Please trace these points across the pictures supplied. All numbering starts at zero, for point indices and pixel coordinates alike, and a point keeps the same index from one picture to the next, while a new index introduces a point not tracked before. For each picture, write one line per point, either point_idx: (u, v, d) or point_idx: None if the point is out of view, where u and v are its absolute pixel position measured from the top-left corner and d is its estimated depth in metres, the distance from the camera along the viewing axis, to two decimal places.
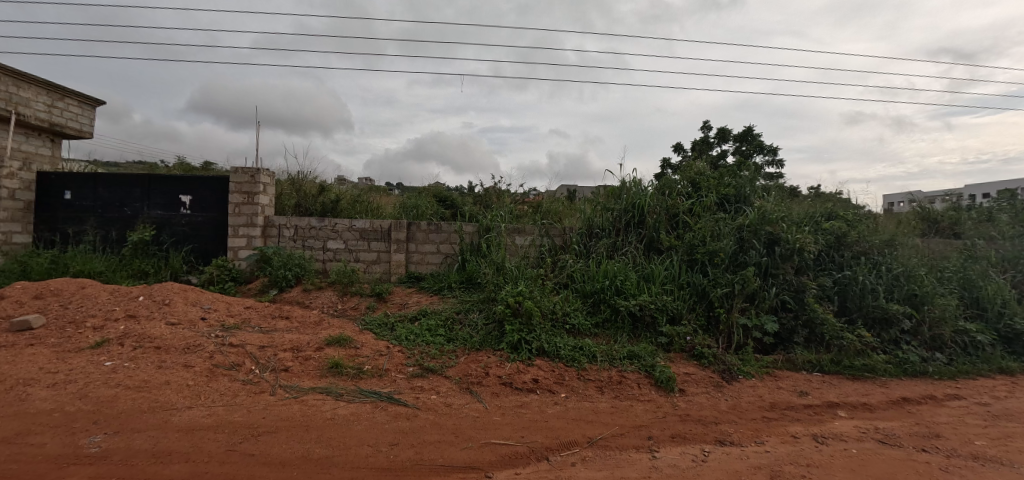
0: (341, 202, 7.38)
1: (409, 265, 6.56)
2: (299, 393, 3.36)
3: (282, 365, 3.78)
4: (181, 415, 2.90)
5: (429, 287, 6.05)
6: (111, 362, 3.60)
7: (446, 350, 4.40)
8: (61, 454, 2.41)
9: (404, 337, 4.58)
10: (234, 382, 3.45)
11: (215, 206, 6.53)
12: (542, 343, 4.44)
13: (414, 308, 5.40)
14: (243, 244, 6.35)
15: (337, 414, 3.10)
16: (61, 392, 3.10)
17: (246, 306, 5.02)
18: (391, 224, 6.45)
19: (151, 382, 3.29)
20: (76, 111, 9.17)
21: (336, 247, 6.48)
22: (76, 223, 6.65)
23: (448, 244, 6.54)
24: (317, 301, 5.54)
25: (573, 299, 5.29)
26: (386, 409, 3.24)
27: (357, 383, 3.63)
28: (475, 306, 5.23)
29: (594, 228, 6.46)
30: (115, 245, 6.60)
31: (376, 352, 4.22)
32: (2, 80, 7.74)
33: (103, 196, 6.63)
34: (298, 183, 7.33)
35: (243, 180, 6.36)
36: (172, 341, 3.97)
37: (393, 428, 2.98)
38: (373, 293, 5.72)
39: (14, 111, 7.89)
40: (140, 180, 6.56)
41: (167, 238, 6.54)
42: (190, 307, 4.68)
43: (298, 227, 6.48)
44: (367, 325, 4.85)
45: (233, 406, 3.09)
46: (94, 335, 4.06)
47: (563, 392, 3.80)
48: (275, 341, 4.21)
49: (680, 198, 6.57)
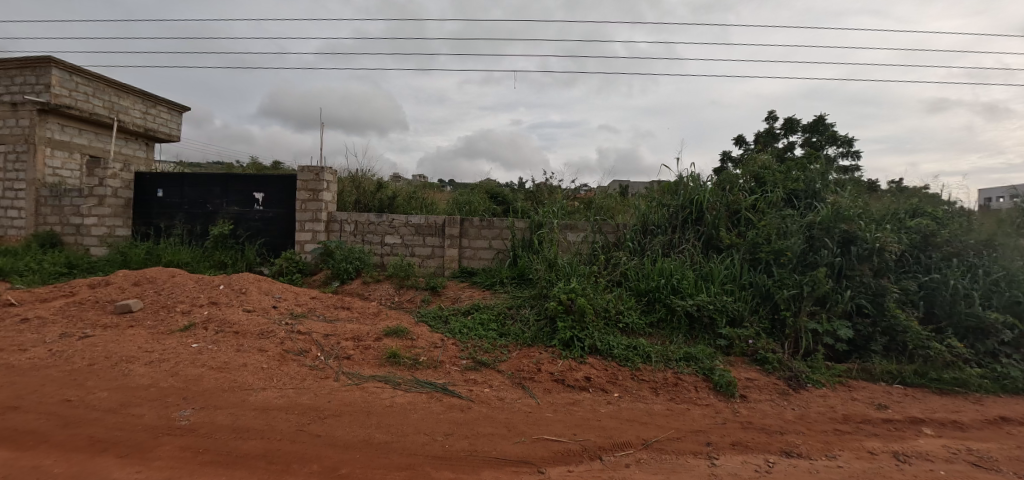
0: (397, 198, 7.65)
1: (461, 260, 6.68)
2: (361, 380, 3.53)
3: (344, 353, 3.99)
4: (256, 395, 3.13)
5: (481, 282, 6.14)
6: (197, 344, 3.95)
7: (498, 344, 4.44)
8: (157, 425, 2.68)
9: (458, 330, 4.68)
10: (302, 367, 3.68)
11: (284, 202, 6.98)
12: (595, 340, 4.38)
13: (467, 302, 5.50)
14: (309, 238, 6.75)
15: (395, 401, 3.22)
16: (156, 369, 3.44)
17: (312, 297, 5.34)
18: (445, 219, 6.60)
19: (230, 364, 3.58)
20: (167, 117, 10.13)
21: (393, 242, 6.73)
22: (167, 218, 7.36)
23: (500, 240, 6.60)
24: (376, 293, 5.80)
25: (627, 297, 5.17)
26: (441, 400, 3.33)
27: (413, 373, 3.76)
28: (527, 301, 5.24)
29: (649, 225, 6.27)
30: (199, 238, 7.24)
31: (431, 344, 4.34)
32: (106, 91, 8.70)
33: (189, 194, 7.28)
34: (358, 180, 7.68)
35: (309, 178, 6.74)
36: (248, 326, 4.30)
37: (447, 418, 3.05)
38: (428, 287, 5.89)
39: (115, 119, 8.85)
40: (220, 179, 7.14)
41: (243, 232, 7.08)
42: (263, 296, 5.05)
43: (358, 223, 6.78)
44: (423, 317, 5.01)
45: (302, 389, 3.29)
46: (183, 318, 4.48)
47: (616, 392, 3.72)
48: (338, 330, 4.44)
49: (742, 193, 6.23)
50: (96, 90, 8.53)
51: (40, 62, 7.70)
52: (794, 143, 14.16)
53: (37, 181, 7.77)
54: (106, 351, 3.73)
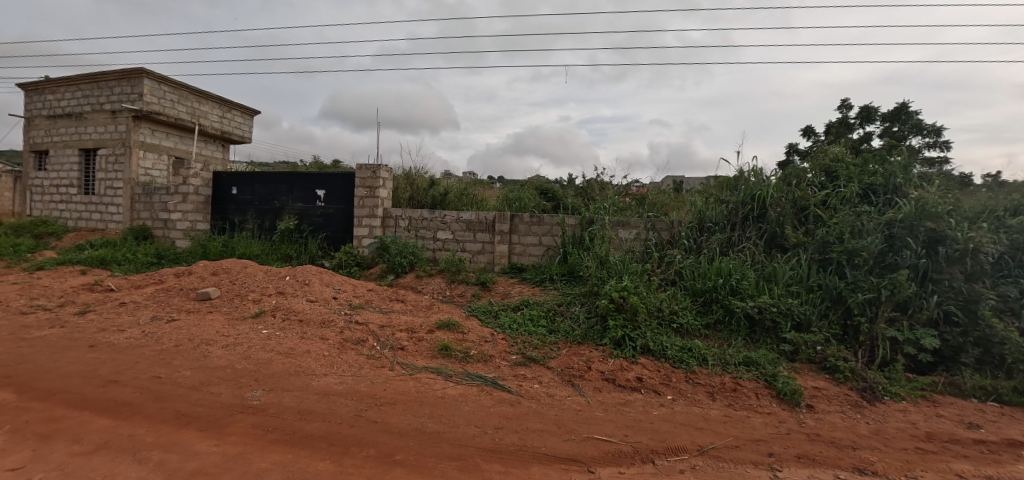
0: (449, 194, 7.80)
1: (511, 256, 6.72)
2: (414, 370, 3.64)
3: (399, 344, 4.13)
4: (318, 380, 3.31)
5: (531, 278, 6.15)
6: (266, 330, 4.25)
7: (548, 341, 4.43)
8: (232, 403, 2.91)
9: (507, 326, 4.71)
10: (360, 355, 3.85)
11: (343, 199, 7.32)
12: (647, 340, 4.25)
13: (517, 298, 5.52)
14: (366, 233, 7.05)
15: (447, 393, 3.30)
16: (232, 352, 3.74)
17: (369, 289, 5.58)
18: (495, 216, 6.66)
19: (296, 350, 3.81)
20: (241, 120, 10.92)
21: (445, 237, 6.88)
22: (240, 214, 7.95)
23: (550, 237, 6.57)
24: (428, 287, 5.96)
25: (682, 297, 4.98)
26: (491, 394, 3.36)
27: (464, 366, 3.82)
28: (577, 299, 5.18)
29: (706, 222, 5.99)
30: (268, 232, 7.76)
31: (481, 338, 4.40)
32: (189, 98, 9.52)
33: (259, 191, 7.82)
34: (412, 178, 7.91)
35: (366, 175, 7.03)
36: (312, 315, 4.56)
37: (497, 411, 3.08)
38: (478, 282, 5.98)
39: (196, 123, 9.66)
40: (286, 177, 7.60)
41: (306, 227, 7.51)
42: (324, 288, 5.33)
43: (412, 219, 6.99)
44: (473, 311, 5.09)
45: (359, 377, 3.45)
46: (254, 306, 4.83)
47: (670, 394, 3.59)
48: (393, 321, 4.61)
49: (811, 189, 5.81)
50: (180, 97, 9.34)
51: (134, 73, 8.55)
52: (872, 133, 13.02)
53: (133, 180, 8.66)
54: (189, 334, 4.09)
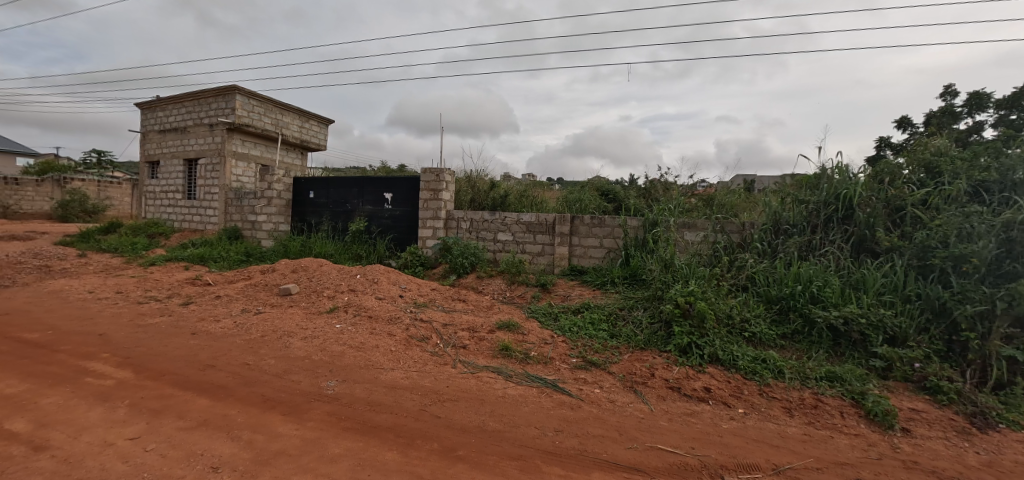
0: (509, 197, 7.90)
1: (571, 258, 6.66)
2: (475, 369, 3.71)
3: (461, 342, 4.24)
4: (386, 374, 3.48)
5: (592, 281, 6.05)
6: (340, 324, 4.53)
7: (609, 345, 4.34)
8: (310, 391, 3.13)
9: (568, 328, 4.67)
10: (425, 352, 4.00)
11: (409, 202, 7.65)
12: (716, 349, 4.03)
13: (577, 300, 5.46)
14: (430, 234, 7.31)
15: (507, 393, 3.33)
16: (309, 344, 4.03)
17: (432, 288, 5.78)
18: (555, 217, 6.64)
19: (366, 344, 4.03)
20: (317, 129, 11.75)
21: (505, 239, 6.96)
22: (317, 216, 8.55)
23: (611, 239, 6.43)
24: (489, 288, 6.06)
25: (755, 304, 4.67)
26: (551, 396, 3.35)
27: (525, 367, 3.84)
28: (639, 303, 5.03)
29: (783, 224, 5.58)
30: (341, 233, 8.28)
31: (541, 340, 4.40)
32: (274, 110, 10.41)
33: (333, 195, 8.37)
34: (473, 180, 8.09)
35: (430, 179, 7.29)
36: (380, 312, 4.80)
37: (557, 414, 3.07)
38: (538, 283, 5.99)
39: (279, 133, 10.54)
40: (357, 181, 8.08)
41: (375, 229, 7.92)
42: (391, 286, 5.60)
43: (473, 220, 7.15)
44: (533, 313, 5.10)
45: (424, 373, 3.58)
46: (329, 302, 5.17)
47: (741, 407, 3.38)
48: (455, 320, 4.74)
49: (907, 187, 5.23)
50: (266, 110, 10.24)
51: (228, 90, 9.49)
52: (982, 122, 11.50)
53: (226, 186, 9.60)
54: (273, 326, 4.46)
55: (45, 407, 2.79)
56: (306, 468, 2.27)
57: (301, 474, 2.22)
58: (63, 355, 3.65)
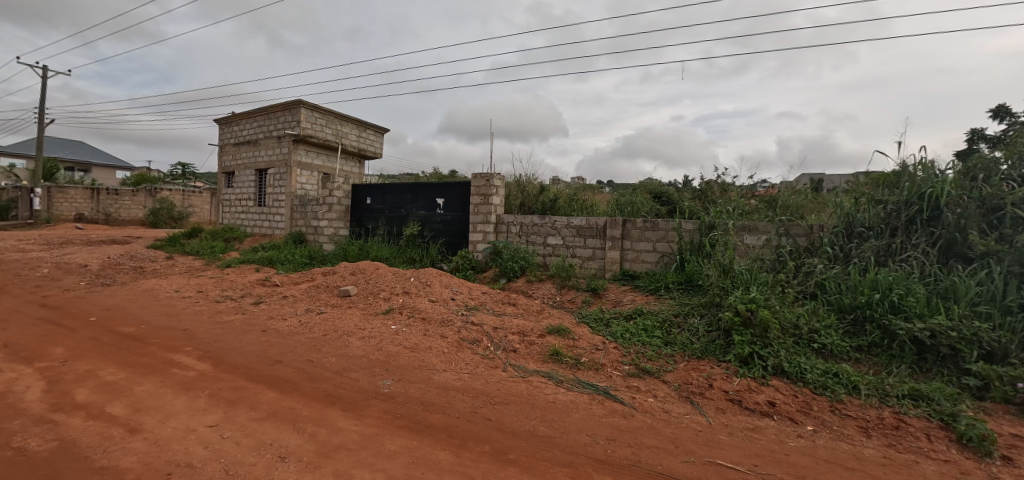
0: (558, 200, 7.87)
1: (623, 263, 6.51)
2: (526, 373, 3.71)
3: (511, 346, 4.26)
4: (439, 375, 3.56)
5: (644, 286, 5.89)
6: (395, 325, 4.70)
7: (663, 353, 4.19)
8: (368, 389, 3.26)
9: (620, 334, 4.56)
10: (476, 355, 4.06)
11: (461, 206, 7.80)
12: (781, 360, 3.78)
13: (630, 306, 5.33)
14: (480, 238, 7.42)
15: (558, 398, 3.30)
16: (367, 343, 4.20)
17: (483, 291, 5.86)
18: (606, 221, 6.53)
19: (419, 345, 4.15)
20: (374, 138, 12.31)
21: (555, 243, 6.93)
22: (374, 221, 8.93)
23: (665, 242, 6.23)
24: (539, 292, 6.05)
25: (825, 314, 4.34)
26: (602, 403, 3.28)
27: (575, 373, 3.79)
28: (696, 310, 4.82)
29: (856, 227, 5.16)
30: (396, 237, 8.59)
31: (593, 346, 4.33)
32: (334, 121, 11.02)
33: (389, 201, 8.71)
34: (523, 185, 8.13)
35: (481, 184, 7.41)
36: (433, 314, 4.93)
37: (609, 422, 3.00)
38: (589, 288, 5.90)
39: (339, 142, 11.15)
40: (411, 187, 8.38)
41: (428, 233, 8.16)
42: (443, 289, 5.74)
43: (523, 224, 7.19)
44: (584, 318, 5.03)
45: (475, 375, 3.63)
46: (384, 303, 5.38)
47: (810, 425, 3.14)
48: (505, 324, 4.77)
49: (1007, 184, 4.66)
50: (328, 121, 10.86)
51: (294, 104, 10.17)
52: None
53: (292, 193, 10.27)
54: (334, 325, 4.70)
55: (138, 394, 3.10)
56: (364, 462, 2.37)
57: (360, 469, 2.31)
58: (154, 348, 4.04)
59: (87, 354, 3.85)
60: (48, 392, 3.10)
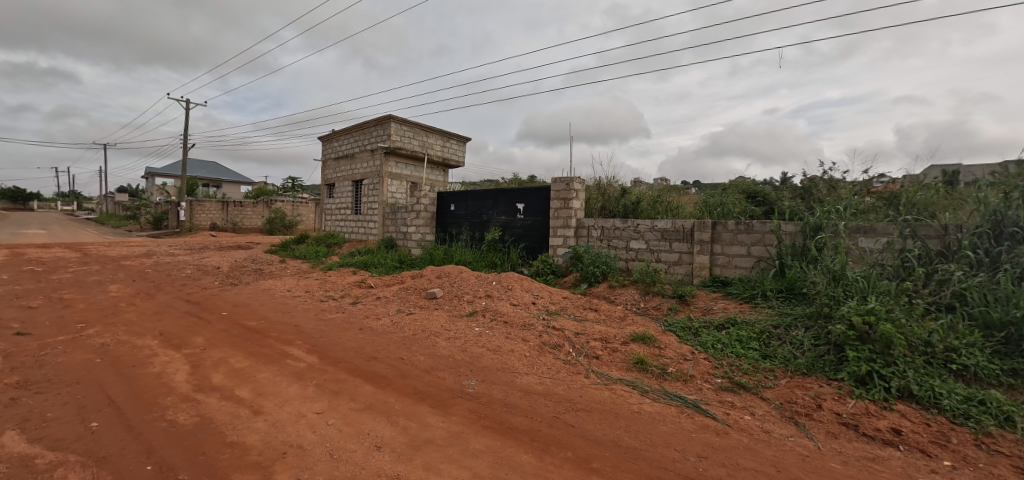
0: (641, 203, 7.61)
1: (714, 268, 6.10)
2: (609, 381, 3.62)
3: (593, 352, 4.17)
4: (521, 378, 3.60)
5: (738, 293, 5.47)
6: (478, 328, 4.84)
7: (762, 367, 3.84)
8: (454, 388, 3.40)
9: (710, 345, 4.27)
10: (557, 359, 4.04)
11: (540, 211, 7.85)
12: (908, 382, 3.28)
13: (722, 315, 4.97)
14: (560, 243, 7.39)
15: (643, 409, 3.17)
16: (453, 344, 4.38)
17: (563, 296, 5.83)
18: (694, 224, 6.18)
19: (502, 348, 4.23)
20: (457, 147, 12.85)
21: (638, 247, 6.70)
22: (458, 227, 9.32)
23: (761, 246, 5.75)
24: (621, 298, 5.86)
25: (966, 330, 3.70)
26: (692, 417, 3.09)
27: (662, 383, 3.62)
28: (800, 321, 4.37)
29: (1007, 227, 4.33)
30: (478, 242, 8.87)
31: (681, 356, 4.10)
32: (421, 133, 11.70)
33: (471, 207, 9.03)
34: (603, 188, 7.97)
35: (560, 188, 7.39)
36: (514, 318, 5.01)
37: (699, 438, 2.82)
38: (675, 295, 5.61)
39: (425, 153, 11.81)
40: (493, 193, 8.61)
41: (509, 238, 8.31)
42: (524, 293, 5.81)
43: (604, 228, 7.04)
44: (670, 327, 4.78)
45: (557, 380, 3.61)
46: (468, 306, 5.57)
47: (948, 459, 2.68)
48: (587, 330, 4.69)
49: None
50: (415, 133, 11.56)
51: (385, 119, 10.96)
52: None
53: (384, 202, 11.06)
54: (422, 326, 4.96)
55: (260, 380, 3.53)
56: (451, 458, 2.47)
57: (448, 464, 2.41)
58: (272, 340, 4.58)
59: (220, 343, 4.47)
60: (192, 374, 3.65)
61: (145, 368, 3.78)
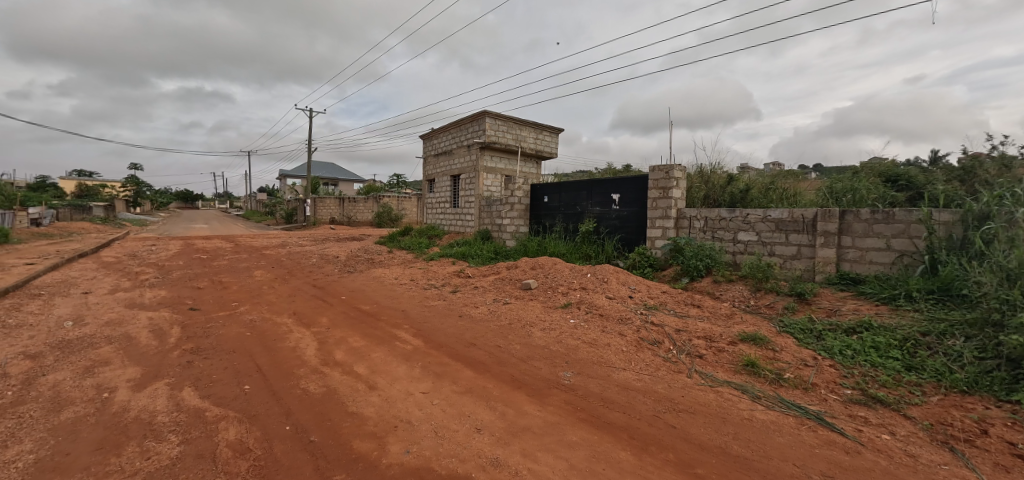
0: (751, 191, 6.95)
1: (841, 263, 5.36)
2: (714, 383, 3.37)
3: (697, 351, 3.92)
4: (618, 373, 3.50)
5: (873, 293, 4.74)
6: (573, 320, 4.82)
7: (906, 380, 3.29)
8: (550, 379, 3.42)
9: (838, 351, 3.76)
10: (656, 356, 3.86)
11: (637, 202, 7.54)
12: None
13: (852, 317, 4.34)
14: (659, 234, 7.02)
15: (755, 416, 2.90)
16: (548, 335, 4.41)
17: (663, 290, 5.55)
18: (817, 213, 5.48)
19: (598, 341, 4.16)
20: (550, 139, 12.84)
21: (748, 239, 6.15)
22: (551, 219, 9.35)
23: (905, 238, 4.91)
24: (728, 294, 5.41)
25: None
26: (815, 430, 2.76)
27: (777, 389, 3.28)
28: (959, 328, 3.65)
29: None
30: (572, 234, 8.80)
31: (800, 361, 3.67)
32: (514, 127, 11.89)
33: (565, 199, 8.98)
34: (707, 175, 7.41)
35: (659, 177, 7.02)
36: (610, 311, 4.89)
37: (824, 455, 2.50)
38: (793, 292, 5.03)
39: (518, 146, 11.98)
40: (586, 184, 8.48)
41: (604, 229, 8.11)
42: (621, 286, 5.64)
43: (708, 219, 6.56)
44: (787, 328, 4.29)
45: (657, 377, 3.46)
46: (563, 298, 5.56)
47: None
48: (689, 326, 4.41)
49: None
50: (509, 127, 11.79)
51: (480, 114, 11.32)
52: None
53: (480, 195, 11.46)
54: (518, 316, 5.07)
55: (374, 359, 3.89)
56: (548, 448, 2.49)
57: (545, 453, 2.44)
58: (383, 323, 5.02)
59: (341, 324, 5.01)
60: (320, 350, 4.14)
61: (283, 342, 4.38)
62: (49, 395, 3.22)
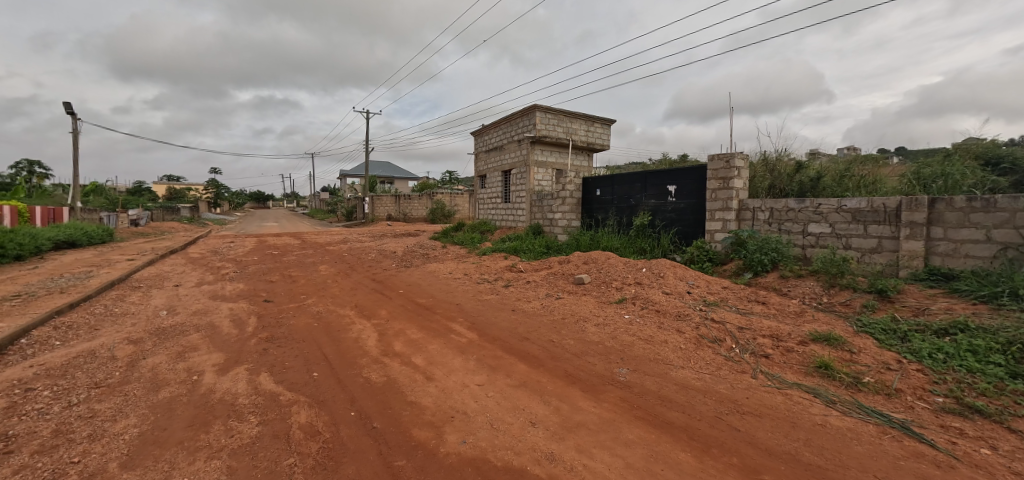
0: (823, 178, 6.43)
1: (930, 257, 4.84)
2: (782, 385, 3.16)
3: (762, 350, 3.69)
4: (677, 371, 3.39)
5: (970, 291, 4.24)
6: (628, 315, 4.71)
7: (1011, 389, 2.91)
8: (604, 375, 3.36)
9: (927, 354, 3.40)
10: (718, 355, 3.69)
11: (695, 193, 7.23)
12: None
13: (944, 317, 3.91)
14: (719, 227, 6.68)
15: (829, 422, 2.70)
16: (602, 330, 4.35)
17: (724, 286, 5.29)
18: (901, 201, 4.98)
19: (655, 338, 4.04)
20: (601, 131, 12.56)
21: (820, 232, 5.72)
22: (604, 212, 9.18)
23: (1009, 229, 4.35)
24: (797, 290, 5.06)
25: None
26: (900, 441, 2.52)
27: (855, 394, 3.03)
28: None
29: None
30: (626, 228, 8.59)
31: (882, 364, 3.36)
32: (565, 120, 11.75)
33: (618, 192, 8.79)
34: (772, 163, 6.94)
35: (719, 166, 6.67)
36: (668, 307, 4.74)
37: (910, 468, 2.28)
38: (872, 289, 4.62)
39: (569, 139, 11.85)
40: (640, 176, 8.26)
41: (659, 223, 7.85)
42: (678, 281, 5.44)
43: (774, 210, 6.17)
44: (865, 327, 3.95)
45: (718, 377, 3.30)
46: (617, 293, 5.45)
47: None
48: (754, 324, 4.17)
49: None
50: (559, 120, 11.66)
51: (530, 109, 11.29)
52: None
53: (531, 189, 11.48)
54: (571, 310, 5.04)
55: (431, 351, 4.02)
56: (603, 445, 2.46)
57: (600, 450, 2.41)
58: (439, 316, 5.18)
59: (399, 317, 5.22)
60: (380, 341, 4.34)
61: (347, 333, 4.63)
62: (149, 377, 3.62)
